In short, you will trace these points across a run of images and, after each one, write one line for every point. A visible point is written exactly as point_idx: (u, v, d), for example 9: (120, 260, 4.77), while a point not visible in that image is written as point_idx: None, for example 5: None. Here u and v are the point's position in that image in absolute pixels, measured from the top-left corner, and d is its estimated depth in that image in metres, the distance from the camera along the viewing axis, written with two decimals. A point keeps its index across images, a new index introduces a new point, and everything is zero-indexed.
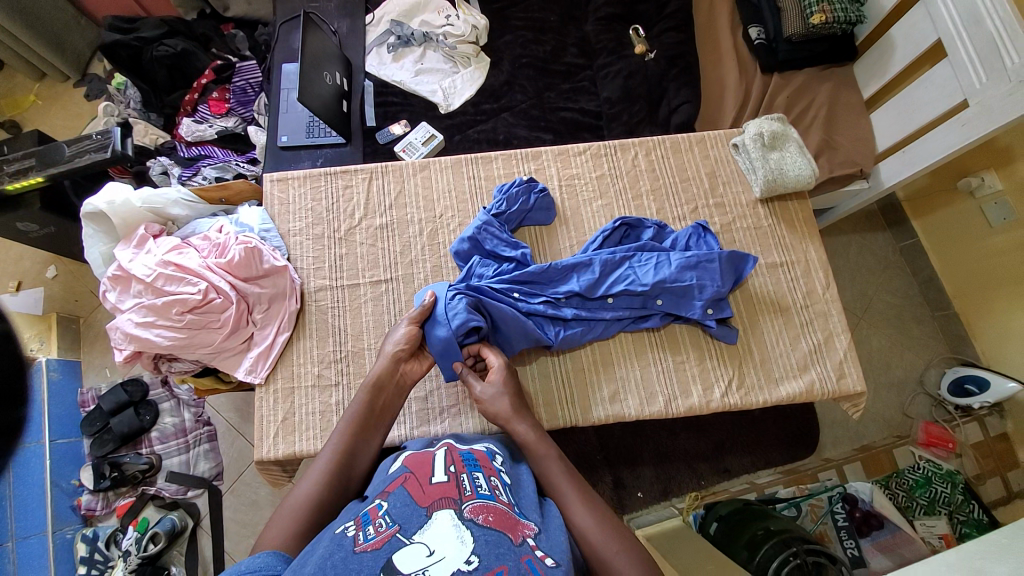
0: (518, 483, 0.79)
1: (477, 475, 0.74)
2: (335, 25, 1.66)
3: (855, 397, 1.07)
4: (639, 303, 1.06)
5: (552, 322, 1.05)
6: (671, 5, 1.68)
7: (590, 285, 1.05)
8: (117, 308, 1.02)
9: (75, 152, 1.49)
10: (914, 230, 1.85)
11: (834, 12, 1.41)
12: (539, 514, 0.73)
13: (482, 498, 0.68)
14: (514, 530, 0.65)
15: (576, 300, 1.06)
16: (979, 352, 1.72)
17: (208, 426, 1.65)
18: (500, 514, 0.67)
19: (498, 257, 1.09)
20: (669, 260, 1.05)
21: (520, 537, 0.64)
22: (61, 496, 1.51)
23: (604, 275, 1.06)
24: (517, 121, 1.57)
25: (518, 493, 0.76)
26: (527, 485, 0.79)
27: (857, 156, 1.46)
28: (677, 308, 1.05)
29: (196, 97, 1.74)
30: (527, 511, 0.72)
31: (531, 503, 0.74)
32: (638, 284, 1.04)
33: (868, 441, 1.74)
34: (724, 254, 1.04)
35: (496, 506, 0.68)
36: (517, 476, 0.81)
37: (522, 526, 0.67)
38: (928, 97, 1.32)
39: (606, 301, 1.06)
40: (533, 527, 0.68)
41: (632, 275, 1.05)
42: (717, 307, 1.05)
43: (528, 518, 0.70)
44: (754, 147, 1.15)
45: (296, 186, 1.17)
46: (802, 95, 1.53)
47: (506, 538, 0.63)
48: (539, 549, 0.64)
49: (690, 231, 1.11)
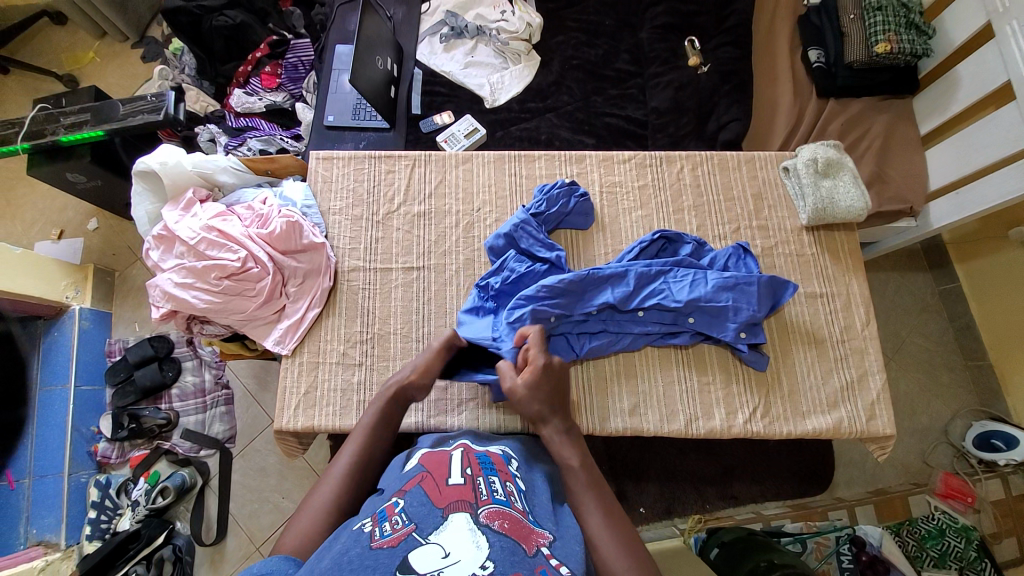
0: (532, 489, 0.78)
1: (493, 480, 0.74)
2: (391, 11, 1.68)
3: (883, 439, 1.04)
4: (672, 320, 1.04)
5: (581, 332, 1.04)
6: (730, 20, 1.65)
7: (623, 298, 1.01)
8: (159, 266, 1.05)
9: (128, 111, 1.54)
10: (956, 275, 1.79)
11: (900, 42, 1.38)
12: (553, 523, 0.72)
13: (498, 504, 0.68)
14: (528, 539, 0.65)
15: (607, 311, 1.04)
16: (1010, 408, 1.66)
17: (226, 390, 1.69)
18: (515, 521, 0.66)
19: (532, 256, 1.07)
20: (706, 279, 1.02)
21: (534, 547, 0.64)
22: (80, 440, 1.56)
23: (638, 288, 1.03)
24: (561, 123, 1.56)
25: (533, 500, 0.76)
26: (541, 493, 0.78)
27: (907, 193, 1.42)
28: (708, 329, 1.02)
29: (249, 70, 1.78)
30: (541, 520, 0.72)
31: (545, 512, 0.74)
32: (671, 300, 1.01)
33: (884, 485, 1.69)
34: (763, 279, 1.02)
35: (511, 513, 0.68)
36: (531, 482, 0.80)
37: (536, 535, 0.67)
38: (990, 139, 1.27)
39: (637, 315, 1.04)
40: (546, 537, 0.67)
41: (666, 290, 1.02)
42: (750, 331, 1.03)
43: (541, 527, 0.69)
44: (806, 173, 1.12)
45: (340, 165, 1.18)
46: (857, 124, 1.49)
47: (520, 547, 0.62)
48: (553, 558, 0.64)
49: (728, 254, 1.08)
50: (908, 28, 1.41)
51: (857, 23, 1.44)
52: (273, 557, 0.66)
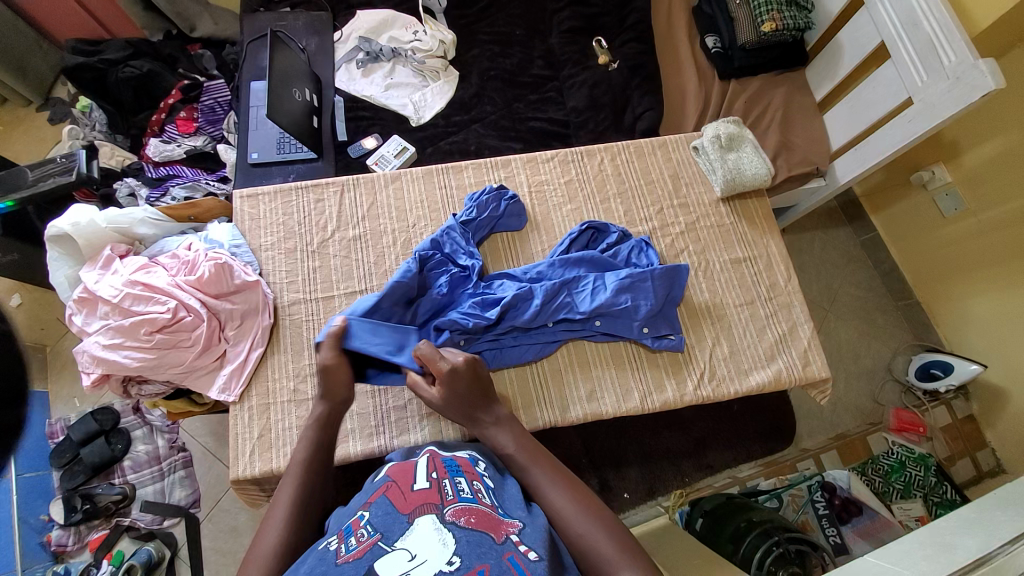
0: (501, 486, 0.79)
1: (459, 480, 0.75)
2: (303, 43, 1.68)
3: (822, 382, 1.11)
4: (581, 327, 1.07)
5: (491, 347, 1.05)
6: (631, 17, 1.74)
7: (529, 318, 1.02)
8: (84, 331, 1.00)
9: (38, 176, 1.48)
10: (872, 224, 1.95)
11: (783, 19, 1.51)
12: (523, 512, 0.73)
13: (464, 501, 0.69)
14: (496, 529, 0.66)
15: (515, 331, 1.05)
16: (942, 338, 1.79)
17: (183, 452, 1.61)
18: (482, 515, 0.68)
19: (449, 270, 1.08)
20: (605, 284, 1.06)
21: (502, 535, 0.65)
22: (30, 533, 1.45)
23: (546, 304, 1.03)
24: (488, 132, 1.60)
25: (503, 494, 0.77)
26: (510, 487, 0.79)
27: (813, 155, 1.55)
28: (614, 329, 1.07)
29: (164, 117, 1.73)
30: (510, 511, 0.73)
31: (515, 503, 0.75)
32: (575, 311, 1.05)
33: (843, 429, 1.80)
34: (658, 273, 1.07)
35: (479, 508, 0.69)
36: (501, 482, 0.81)
37: (504, 525, 0.68)
38: (877, 96, 1.40)
39: (546, 329, 1.06)
40: (516, 525, 0.69)
41: (570, 301, 1.05)
42: (656, 330, 1.07)
43: (511, 517, 0.70)
44: (713, 149, 1.20)
45: (266, 201, 1.16)
46: (758, 100, 1.61)
47: (488, 537, 0.63)
48: (522, 544, 0.65)
49: (631, 249, 1.13)
50: (790, 6, 1.54)
51: (743, 7, 1.56)
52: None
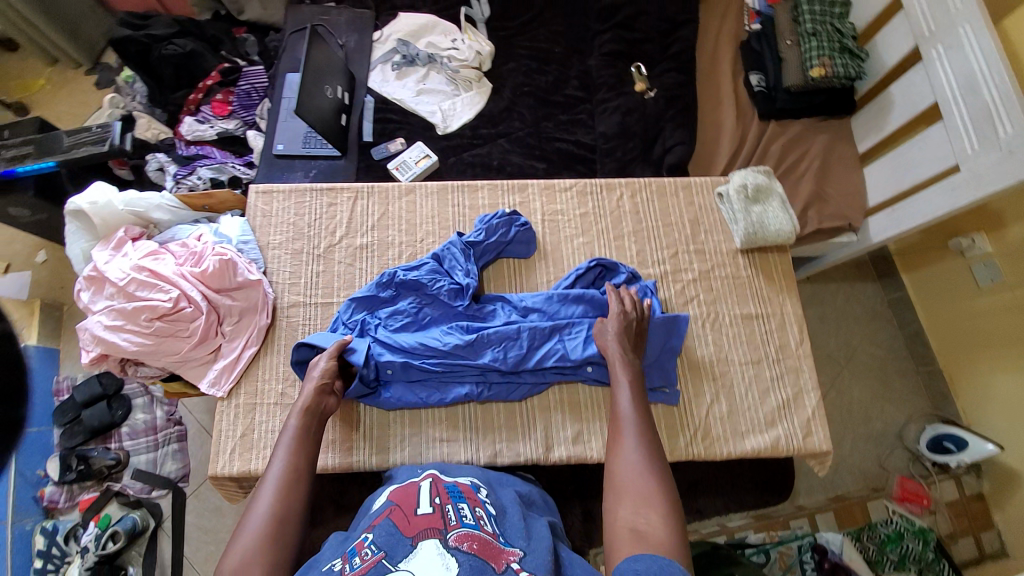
0: (501, 512, 0.79)
1: (462, 506, 0.75)
2: (343, 40, 1.69)
3: (823, 455, 1.05)
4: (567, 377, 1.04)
5: (475, 380, 1.02)
6: (674, 46, 1.70)
7: (517, 360, 1.00)
8: (89, 308, 1.02)
9: (73, 143, 1.51)
10: (902, 284, 1.86)
11: (833, 66, 1.45)
12: (525, 539, 0.74)
13: (467, 527, 0.70)
14: (497, 558, 0.67)
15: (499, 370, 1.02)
16: (961, 411, 1.70)
17: (179, 426, 1.64)
18: (484, 542, 0.69)
19: (445, 284, 1.05)
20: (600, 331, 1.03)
21: (503, 564, 0.66)
22: (24, 486, 1.50)
23: (534, 349, 1.02)
24: (513, 148, 1.58)
25: (504, 520, 0.77)
26: (512, 513, 0.79)
27: (847, 209, 1.48)
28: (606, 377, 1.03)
29: (200, 98, 1.76)
30: (511, 540, 0.73)
31: (517, 531, 0.75)
32: (566, 358, 1.01)
33: (843, 491, 1.72)
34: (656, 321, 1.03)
35: (480, 534, 0.70)
36: (502, 506, 0.81)
37: (506, 553, 0.69)
38: (922, 158, 1.32)
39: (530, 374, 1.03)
40: (517, 553, 0.69)
41: (562, 348, 1.02)
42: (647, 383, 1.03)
43: (512, 545, 0.71)
44: (737, 199, 1.16)
45: (280, 199, 1.17)
46: (797, 144, 1.54)
47: (489, 566, 0.65)
48: (522, 571, 0.67)
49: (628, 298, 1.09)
50: (842, 53, 1.48)
51: (793, 48, 1.51)
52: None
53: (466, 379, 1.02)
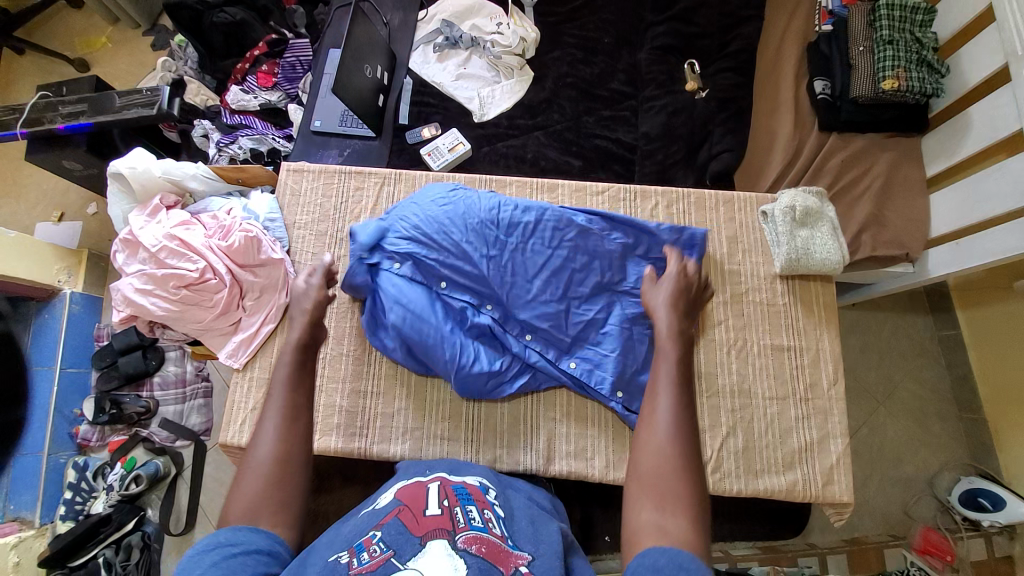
0: (511, 516, 0.77)
1: (471, 508, 0.72)
2: (388, 17, 1.67)
3: (841, 505, 0.99)
4: (601, 332, 1.03)
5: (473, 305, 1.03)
6: (733, 44, 1.58)
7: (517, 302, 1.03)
8: (122, 270, 1.07)
9: (124, 104, 1.55)
10: (958, 321, 1.71)
11: (908, 80, 1.31)
12: (534, 544, 0.71)
13: (475, 530, 0.67)
14: (506, 561, 0.64)
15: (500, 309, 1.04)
16: (1002, 467, 1.57)
17: (206, 382, 1.72)
18: (492, 546, 0.66)
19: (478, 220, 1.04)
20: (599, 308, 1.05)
21: (512, 568, 0.63)
22: (62, 421, 1.61)
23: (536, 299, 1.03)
24: (549, 142, 1.53)
25: (513, 525, 0.75)
26: (520, 517, 0.77)
27: (905, 237, 1.36)
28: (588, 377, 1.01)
29: (247, 67, 1.78)
30: (519, 544, 0.70)
31: (524, 536, 0.72)
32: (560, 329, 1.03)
33: (860, 533, 1.62)
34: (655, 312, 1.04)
35: (489, 538, 0.67)
36: (509, 510, 0.79)
37: (513, 557, 0.66)
38: (998, 189, 1.19)
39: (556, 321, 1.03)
40: (525, 558, 0.66)
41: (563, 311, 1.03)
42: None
43: (519, 549, 0.68)
44: (782, 221, 1.08)
45: (309, 179, 1.17)
46: (859, 160, 1.42)
47: (497, 570, 0.62)
48: None
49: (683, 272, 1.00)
50: (920, 66, 1.33)
51: (865, 55, 1.36)
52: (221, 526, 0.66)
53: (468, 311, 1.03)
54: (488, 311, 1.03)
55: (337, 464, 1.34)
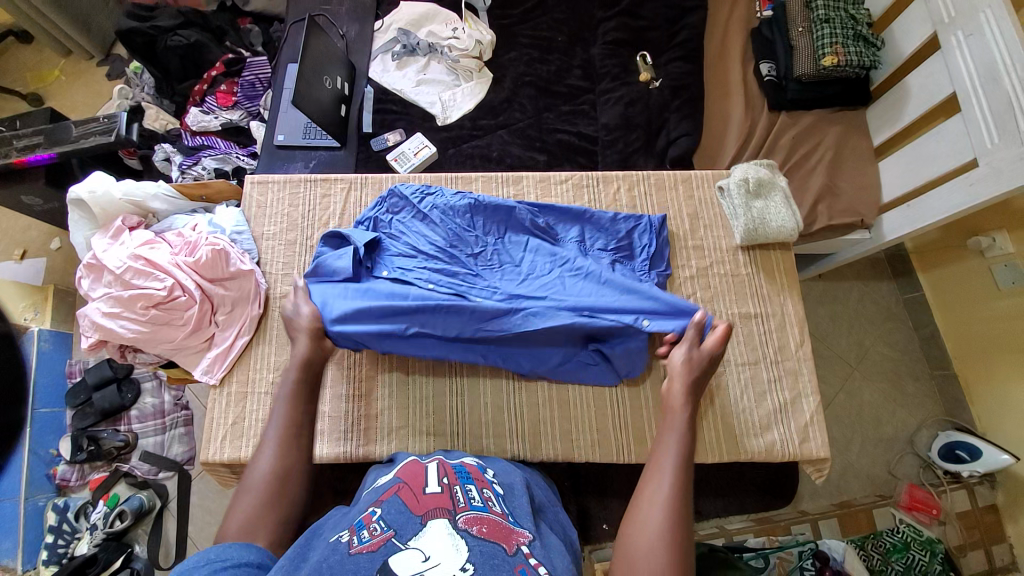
0: (512, 494, 0.79)
1: (470, 488, 0.73)
2: (345, 29, 1.70)
3: (820, 462, 1.03)
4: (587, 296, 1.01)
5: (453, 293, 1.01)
6: (681, 34, 1.64)
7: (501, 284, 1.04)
8: (88, 295, 1.05)
9: (81, 133, 1.53)
10: (920, 283, 1.78)
11: (846, 55, 1.38)
12: (533, 525, 0.72)
13: (475, 510, 0.68)
14: (508, 540, 0.64)
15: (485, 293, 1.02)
16: (976, 419, 1.63)
17: (186, 410, 1.67)
18: (493, 525, 0.66)
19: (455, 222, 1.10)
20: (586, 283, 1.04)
21: (514, 546, 0.63)
22: (38, 464, 1.54)
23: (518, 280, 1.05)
24: (513, 139, 1.56)
25: (513, 502, 0.77)
26: (519, 497, 0.78)
27: (860, 205, 1.41)
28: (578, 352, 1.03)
29: (205, 88, 1.77)
30: (521, 521, 0.72)
31: (524, 514, 0.74)
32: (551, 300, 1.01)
33: (849, 497, 1.66)
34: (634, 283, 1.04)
35: (490, 517, 0.68)
36: (509, 487, 0.81)
37: (515, 535, 0.66)
38: (940, 151, 1.26)
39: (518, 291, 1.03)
40: (526, 536, 0.67)
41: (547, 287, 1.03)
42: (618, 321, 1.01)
43: (521, 527, 0.69)
44: (737, 194, 1.13)
45: (274, 190, 1.18)
46: (809, 136, 1.49)
47: (500, 548, 0.62)
48: (532, 557, 0.63)
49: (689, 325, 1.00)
50: (857, 40, 1.41)
51: (805, 35, 1.44)
52: (218, 543, 0.68)
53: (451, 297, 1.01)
54: (449, 280, 1.03)
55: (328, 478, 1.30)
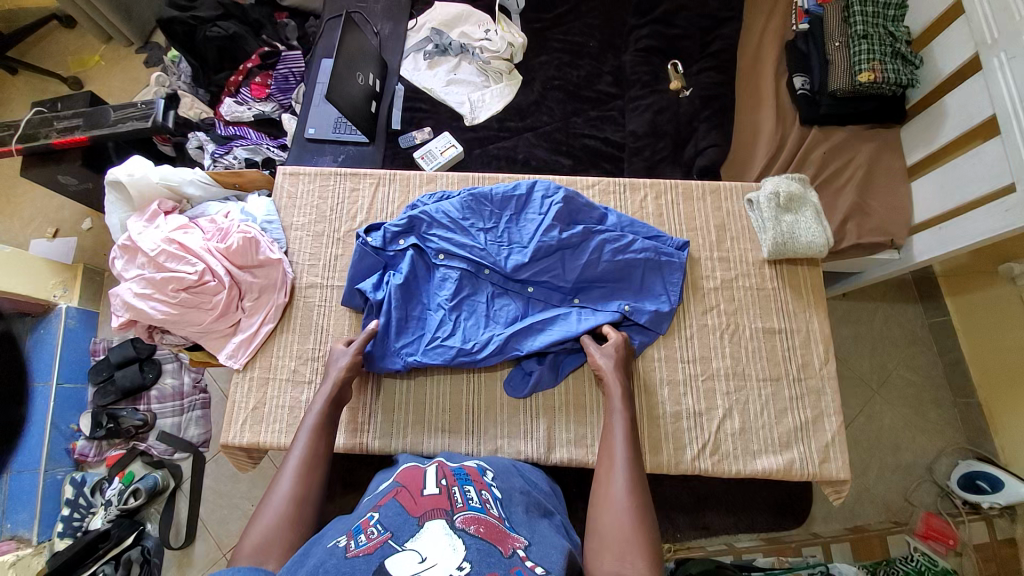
0: (509, 499, 0.77)
1: (469, 489, 0.73)
2: (378, 27, 1.72)
3: (839, 483, 1.01)
4: (597, 271, 1.07)
5: (467, 275, 1.07)
6: (714, 44, 1.63)
7: (515, 265, 1.05)
8: (121, 275, 1.07)
9: (119, 117, 1.57)
10: (946, 307, 1.74)
11: (884, 72, 1.36)
12: (529, 530, 0.71)
13: (473, 510, 0.68)
14: (504, 543, 0.64)
15: (499, 275, 1.07)
16: (999, 449, 1.59)
17: (204, 394, 1.70)
18: (491, 527, 0.66)
19: (467, 199, 1.10)
20: (599, 260, 1.07)
21: (510, 548, 0.63)
22: (59, 437, 1.58)
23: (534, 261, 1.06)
24: (539, 142, 1.57)
25: (509, 506, 0.76)
26: (518, 503, 0.77)
27: (889, 224, 1.39)
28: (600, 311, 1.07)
29: (240, 80, 1.81)
30: (517, 526, 0.71)
31: (521, 519, 0.73)
32: (561, 281, 1.07)
33: (862, 522, 1.63)
34: (647, 262, 1.08)
35: (487, 519, 0.67)
36: (507, 492, 0.80)
37: (511, 539, 0.66)
38: (975, 174, 1.23)
39: (520, 290, 1.08)
40: (522, 541, 0.66)
41: (559, 268, 1.06)
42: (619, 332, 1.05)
43: (517, 532, 0.68)
44: (767, 207, 1.13)
45: (305, 182, 1.21)
46: (840, 152, 1.46)
47: (497, 549, 0.62)
48: (529, 559, 0.63)
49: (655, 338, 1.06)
50: (894, 58, 1.39)
51: (842, 50, 1.42)
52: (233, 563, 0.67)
53: (464, 278, 1.07)
54: (466, 257, 1.07)
55: (340, 468, 1.31)
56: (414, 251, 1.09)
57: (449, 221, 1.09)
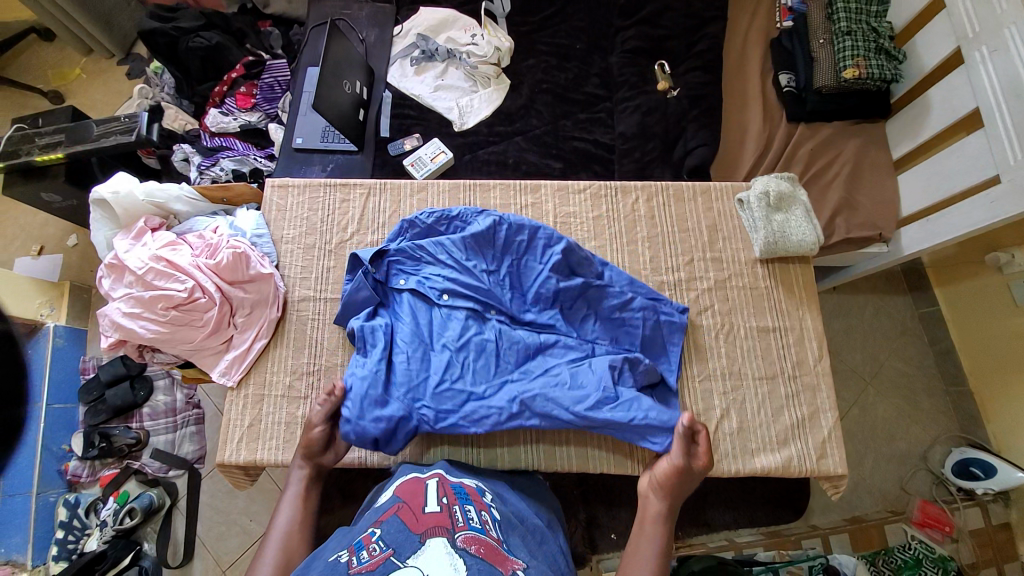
0: (507, 521, 0.77)
1: (469, 509, 0.73)
2: (363, 34, 1.71)
3: (836, 479, 1.02)
4: (596, 325, 1.07)
5: (471, 317, 1.04)
6: (700, 44, 1.63)
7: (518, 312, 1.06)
8: (108, 294, 1.05)
9: (101, 132, 1.55)
10: (935, 298, 1.76)
11: (868, 68, 1.38)
12: (527, 555, 0.71)
13: (473, 531, 0.67)
14: (503, 564, 0.64)
15: (505, 317, 1.06)
16: (991, 436, 1.61)
17: (197, 409, 1.68)
18: (490, 548, 0.66)
19: (472, 239, 1.07)
20: (597, 316, 1.08)
21: (510, 569, 0.63)
22: (50, 458, 1.55)
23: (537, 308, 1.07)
24: (529, 146, 1.56)
25: (507, 529, 0.75)
26: (517, 526, 0.77)
27: (877, 218, 1.40)
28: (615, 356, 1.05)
29: (225, 90, 1.78)
30: (515, 549, 0.70)
31: (519, 543, 0.73)
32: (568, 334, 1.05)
33: (861, 513, 1.64)
34: (649, 325, 1.06)
35: (486, 540, 0.67)
36: (506, 514, 0.80)
37: (511, 561, 0.66)
38: (960, 167, 1.25)
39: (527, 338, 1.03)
40: (521, 564, 0.66)
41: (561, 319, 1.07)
42: (640, 405, 0.95)
43: (515, 555, 0.68)
44: (757, 207, 1.13)
45: (294, 194, 1.20)
46: (828, 149, 1.47)
47: (497, 570, 0.62)
48: None
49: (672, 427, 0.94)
50: (878, 53, 1.40)
51: (826, 46, 1.44)
52: None
53: (466, 318, 1.04)
54: (470, 300, 1.05)
55: (338, 480, 1.30)
56: (413, 293, 1.06)
57: (453, 262, 1.07)
